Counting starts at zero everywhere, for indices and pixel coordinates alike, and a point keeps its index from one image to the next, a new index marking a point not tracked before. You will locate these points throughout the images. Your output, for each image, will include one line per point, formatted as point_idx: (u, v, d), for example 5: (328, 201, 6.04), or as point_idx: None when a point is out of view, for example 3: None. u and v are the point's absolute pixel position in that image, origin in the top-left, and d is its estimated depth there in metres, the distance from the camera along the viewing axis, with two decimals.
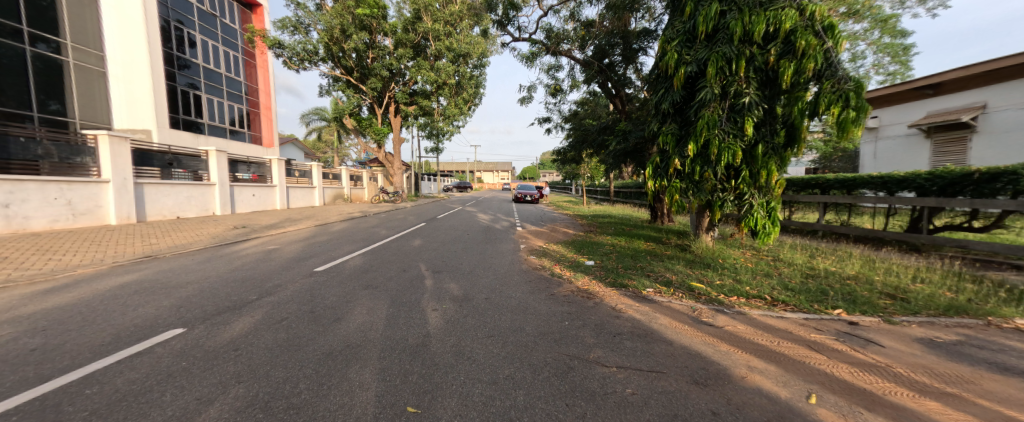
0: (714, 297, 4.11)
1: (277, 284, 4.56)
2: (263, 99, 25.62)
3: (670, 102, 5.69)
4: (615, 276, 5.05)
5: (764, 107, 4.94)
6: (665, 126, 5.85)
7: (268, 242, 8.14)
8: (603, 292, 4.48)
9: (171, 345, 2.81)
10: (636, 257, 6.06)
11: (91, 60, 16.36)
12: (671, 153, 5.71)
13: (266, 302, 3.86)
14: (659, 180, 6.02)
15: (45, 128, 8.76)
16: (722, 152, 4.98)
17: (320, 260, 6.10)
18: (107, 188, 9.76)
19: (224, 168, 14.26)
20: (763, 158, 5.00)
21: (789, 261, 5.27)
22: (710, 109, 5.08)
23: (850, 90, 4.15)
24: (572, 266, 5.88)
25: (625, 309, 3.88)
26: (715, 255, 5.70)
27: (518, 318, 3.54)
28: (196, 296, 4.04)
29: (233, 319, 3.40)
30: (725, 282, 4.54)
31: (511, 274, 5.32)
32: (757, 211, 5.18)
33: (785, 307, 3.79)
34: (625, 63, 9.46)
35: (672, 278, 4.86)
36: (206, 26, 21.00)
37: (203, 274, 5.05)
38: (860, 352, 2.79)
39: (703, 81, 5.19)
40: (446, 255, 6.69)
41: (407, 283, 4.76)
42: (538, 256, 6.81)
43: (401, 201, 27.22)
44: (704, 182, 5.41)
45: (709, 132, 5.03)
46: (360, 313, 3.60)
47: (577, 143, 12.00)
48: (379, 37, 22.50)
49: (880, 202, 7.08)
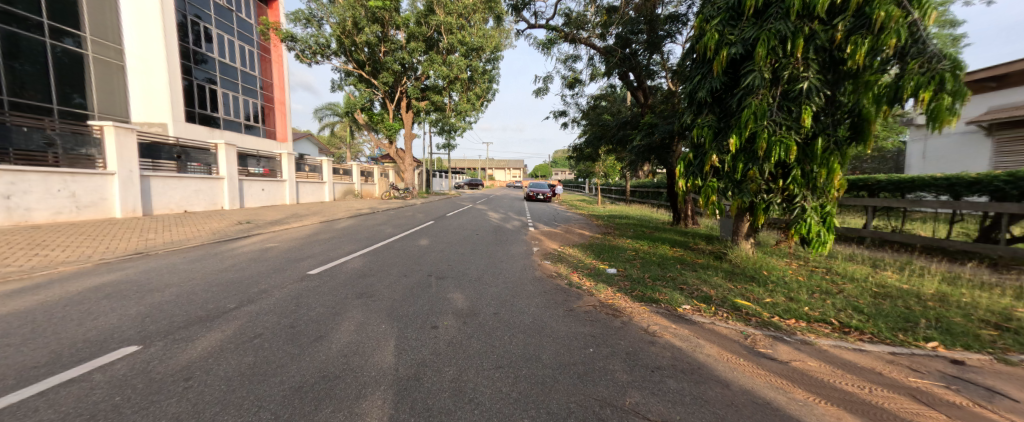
0: (766, 319, 3.44)
1: (262, 289, 4.08)
2: (277, 93, 25.65)
3: (708, 89, 4.98)
4: (643, 289, 4.41)
5: (826, 93, 4.19)
6: (700, 117, 5.17)
7: (268, 240, 7.77)
8: (631, 309, 3.83)
9: (112, 370, 2.31)
10: (664, 265, 5.40)
11: (110, 53, 16.46)
12: (707, 148, 5.03)
13: (243, 313, 3.37)
14: (691, 179, 5.34)
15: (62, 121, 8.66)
16: (772, 146, 4.28)
17: (316, 262, 5.62)
18: (113, 181, 9.58)
19: (233, 162, 14.08)
20: (824, 155, 4.25)
21: (849, 275, 4.53)
22: (757, 97, 4.38)
23: (944, 71, 3.38)
24: (591, 273, 5.26)
25: (661, 332, 3.23)
26: (757, 266, 4.98)
27: (533, 342, 2.95)
28: (169, 302, 3.58)
29: (200, 334, 2.91)
30: (777, 300, 3.85)
31: (523, 283, 4.74)
32: (811, 216, 4.46)
33: (861, 336, 3.10)
34: (650, 51, 8.72)
35: (710, 293, 4.16)
36: (222, 20, 20.95)
37: (189, 275, 4.64)
38: (988, 409, 2.09)
39: (750, 64, 4.50)
40: (452, 258, 6.15)
41: (407, 292, 4.22)
42: (553, 261, 6.20)
43: (411, 197, 27.06)
44: (747, 182, 4.72)
45: (756, 123, 4.34)
46: (346, 331, 3.05)
47: (594, 138, 11.29)
48: (392, 30, 22.11)
49: (944, 206, 6.17)
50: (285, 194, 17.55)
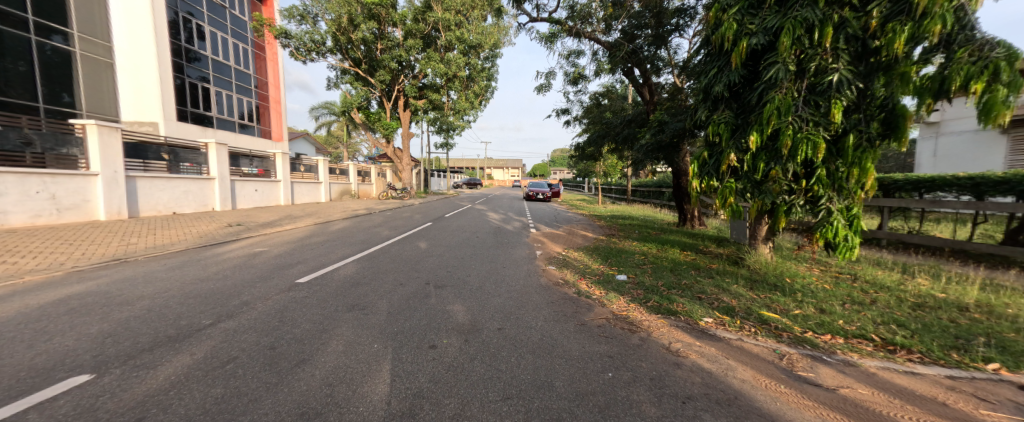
0: (798, 335, 3.12)
1: (244, 302, 3.72)
2: (272, 92, 25.17)
3: (726, 83, 4.66)
4: (658, 299, 4.08)
5: (858, 86, 3.86)
6: (717, 113, 4.84)
7: (258, 244, 7.39)
8: (648, 322, 3.49)
9: (52, 409, 1.95)
10: (677, 271, 5.07)
11: (98, 51, 15.95)
12: (724, 146, 4.72)
13: (218, 331, 3.00)
14: (706, 180, 5.03)
15: (49, 121, 8.43)
16: (799, 143, 3.96)
17: (306, 268, 5.26)
18: (96, 181, 9.18)
19: (225, 162, 13.67)
20: (855, 152, 3.93)
21: (878, 283, 4.22)
22: (781, 90, 4.08)
23: (997, 60, 3.07)
24: (600, 281, 4.92)
25: (685, 351, 2.90)
26: (778, 272, 4.67)
27: (543, 365, 2.61)
28: (138, 318, 3.22)
29: (166, 358, 2.56)
30: (807, 312, 3.52)
31: (528, 292, 4.41)
32: (838, 219, 4.12)
33: (909, 355, 2.77)
34: (656, 45, 8.38)
35: (732, 303, 3.83)
36: (215, 17, 20.43)
37: (167, 285, 4.27)
38: None
39: (772, 56, 4.18)
40: (452, 264, 5.81)
41: (403, 303, 3.88)
42: (558, 266, 5.87)
43: (409, 197, 26.63)
44: (768, 183, 4.41)
45: (780, 119, 4.04)
46: (332, 352, 2.69)
47: (597, 137, 10.97)
48: (389, 27, 21.66)
49: (967, 206, 5.85)
50: (280, 195, 17.15)
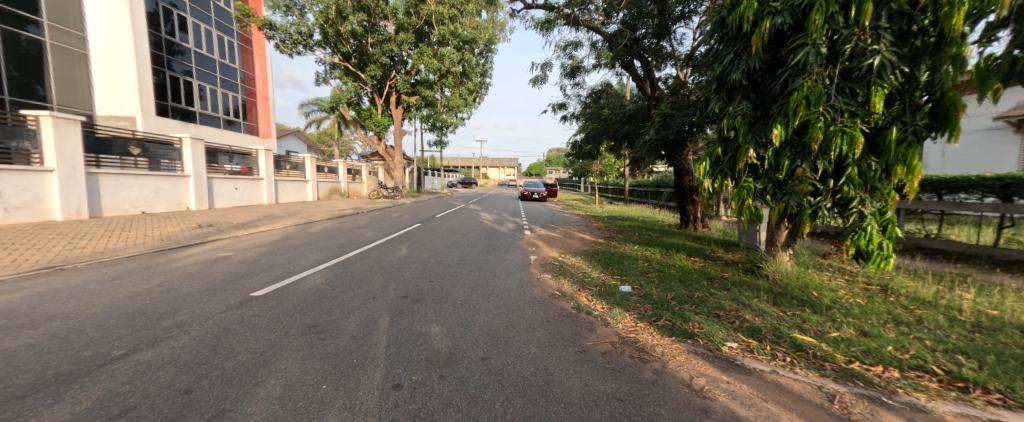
0: (842, 366, 2.58)
1: (177, 324, 3.08)
2: (259, 87, 24.31)
3: (744, 70, 4.13)
4: (670, 316, 3.51)
5: (902, 70, 3.32)
6: (733, 105, 4.33)
7: (225, 247, 6.72)
8: (663, 349, 2.92)
9: None
10: (688, 281, 4.52)
11: (71, 41, 15.05)
12: (741, 141, 4.19)
13: (125, 366, 2.38)
14: (719, 179, 4.52)
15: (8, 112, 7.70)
16: (831, 137, 3.44)
17: (267, 278, 4.61)
18: (52, 178, 8.44)
19: (201, 159, 12.88)
20: (898, 148, 3.36)
21: (918, 298, 3.70)
22: (811, 77, 3.56)
23: None
24: (602, 293, 4.34)
25: (712, 390, 2.32)
26: (801, 284, 4.14)
27: (536, 414, 2.02)
28: (32, 348, 2.58)
29: (40, 408, 1.94)
30: (847, 335, 2.97)
31: (519, 308, 3.83)
32: (871, 224, 3.61)
33: (989, 395, 2.20)
34: (659, 36, 7.85)
35: (758, 323, 3.29)
36: (199, 8, 19.49)
37: (95, 301, 3.62)
38: None
39: (800, 38, 3.66)
40: (436, 273, 5.21)
41: (371, 324, 3.26)
42: (554, 274, 5.30)
43: (400, 197, 25.94)
44: (793, 182, 3.89)
45: (808, 110, 3.54)
46: (264, 398, 2.07)
47: (595, 134, 10.31)
48: (380, 21, 20.82)
49: (995, 209, 5.28)
50: (262, 194, 16.39)
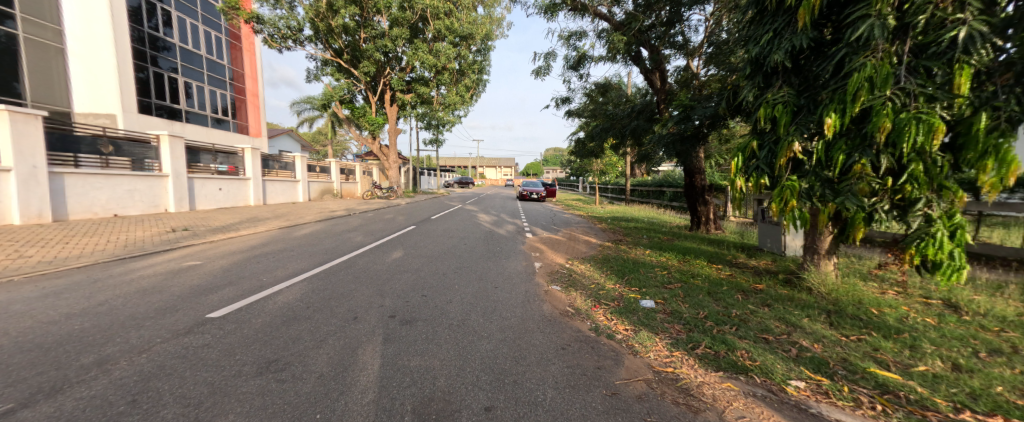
0: (949, 416, 1.93)
1: (103, 359, 2.45)
2: (249, 84, 23.49)
3: (788, 50, 3.52)
4: (710, 342, 2.93)
5: (991, 45, 2.73)
6: (772, 92, 3.74)
7: (195, 255, 6.04)
8: (712, 390, 2.32)
9: None
10: (719, 296, 3.94)
11: (47, 34, 14.23)
12: (782, 133, 3.60)
13: None
14: (753, 177, 3.94)
15: None
16: (904, 125, 2.82)
17: (233, 294, 3.97)
18: (9, 178, 7.73)
19: (181, 158, 12.12)
20: (988, 138, 2.76)
21: (1001, 317, 3.12)
22: (875, 55, 2.98)
23: None
24: (621, 310, 3.74)
25: None
26: (854, 300, 3.58)
27: None
28: None
29: None
30: (940, 370, 2.38)
31: (528, 331, 3.20)
32: (941, 229, 3.02)
33: None
34: (670, 23, 7.31)
35: (822, 353, 2.69)
36: (183, 2, 18.65)
37: (8, 327, 2.95)
38: None
39: (861, 8, 3.07)
40: (430, 284, 4.59)
41: (347, 358, 2.62)
42: (563, 286, 4.67)
43: (395, 197, 25.21)
44: (848, 180, 3.29)
45: (871, 95, 2.94)
46: None
47: (600, 130, 9.68)
48: (373, 16, 20.06)
49: None
50: (249, 194, 15.68)
